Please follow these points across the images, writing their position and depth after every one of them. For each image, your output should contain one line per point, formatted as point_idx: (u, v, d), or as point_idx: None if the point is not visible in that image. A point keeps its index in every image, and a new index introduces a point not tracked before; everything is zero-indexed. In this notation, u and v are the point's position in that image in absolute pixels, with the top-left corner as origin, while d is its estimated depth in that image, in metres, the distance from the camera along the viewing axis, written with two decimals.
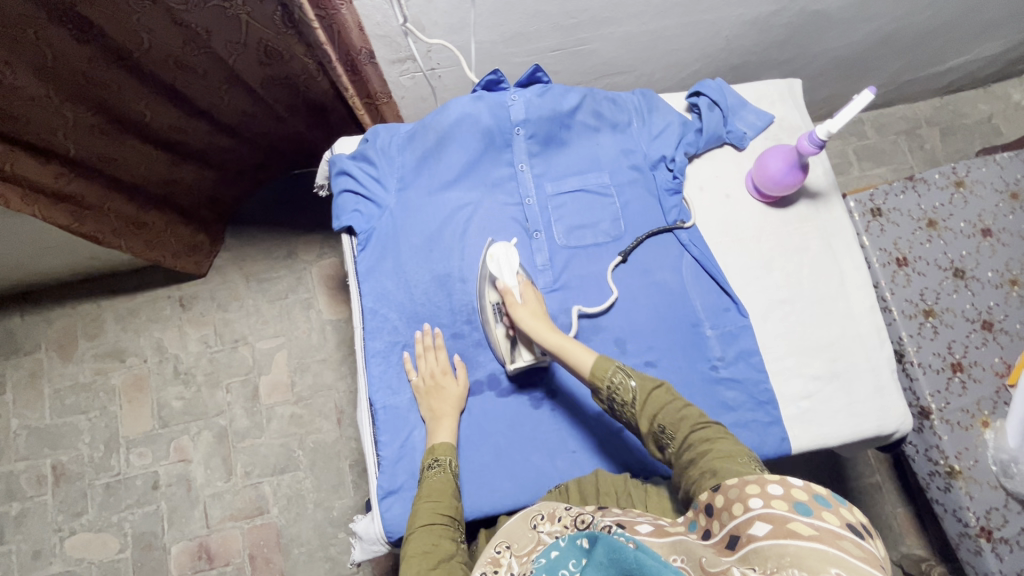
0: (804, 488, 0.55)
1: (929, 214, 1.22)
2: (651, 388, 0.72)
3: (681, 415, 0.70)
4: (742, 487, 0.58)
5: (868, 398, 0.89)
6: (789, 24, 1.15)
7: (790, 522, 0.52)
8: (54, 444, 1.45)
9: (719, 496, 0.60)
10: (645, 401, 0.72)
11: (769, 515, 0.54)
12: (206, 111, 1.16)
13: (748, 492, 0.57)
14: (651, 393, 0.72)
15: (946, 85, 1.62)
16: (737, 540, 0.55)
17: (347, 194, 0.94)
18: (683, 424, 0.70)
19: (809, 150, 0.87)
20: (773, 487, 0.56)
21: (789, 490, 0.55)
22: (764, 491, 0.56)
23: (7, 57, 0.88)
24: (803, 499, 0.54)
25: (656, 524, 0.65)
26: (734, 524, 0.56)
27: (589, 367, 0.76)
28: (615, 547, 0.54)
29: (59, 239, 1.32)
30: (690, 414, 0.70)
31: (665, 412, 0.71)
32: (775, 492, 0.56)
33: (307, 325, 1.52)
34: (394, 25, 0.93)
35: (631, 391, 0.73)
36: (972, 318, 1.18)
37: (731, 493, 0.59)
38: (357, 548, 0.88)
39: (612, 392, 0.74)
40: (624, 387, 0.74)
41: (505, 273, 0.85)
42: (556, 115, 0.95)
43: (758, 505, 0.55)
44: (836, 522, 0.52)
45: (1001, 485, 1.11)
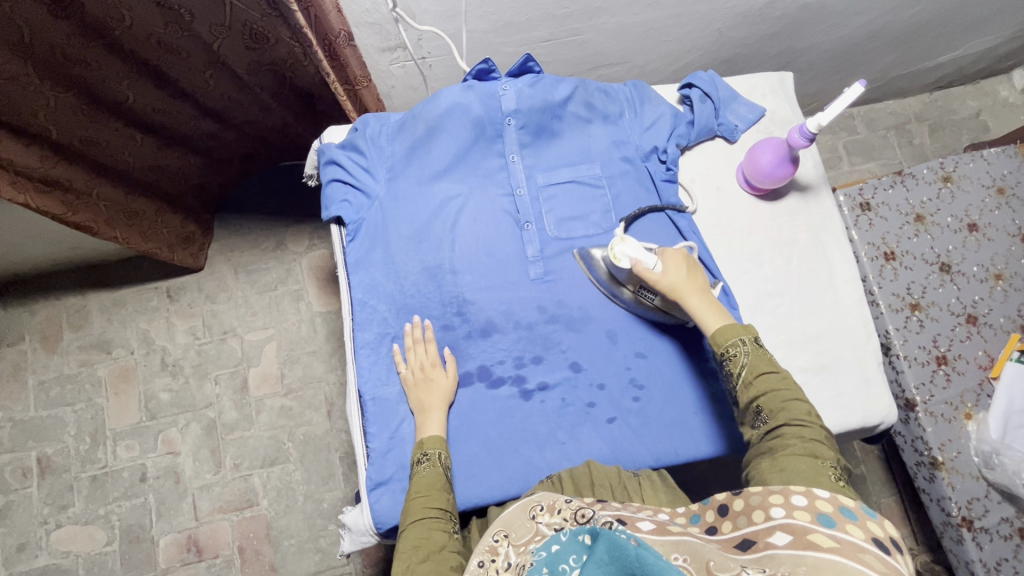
0: (829, 501, 0.59)
1: (916, 209, 1.23)
2: (762, 370, 0.73)
3: (783, 406, 0.70)
4: (766, 495, 0.61)
5: (855, 390, 0.90)
6: (781, 16, 1.14)
7: (811, 533, 0.56)
8: (38, 436, 1.43)
9: (739, 501, 0.63)
10: (750, 381, 0.73)
11: (790, 525, 0.57)
12: (189, 93, 1.14)
13: (771, 501, 0.60)
14: (758, 376, 0.73)
15: (936, 80, 1.63)
16: (752, 544, 0.58)
17: (335, 183, 0.93)
18: (782, 413, 0.70)
19: (799, 143, 0.87)
20: (797, 498, 0.60)
21: (813, 502, 0.59)
22: (788, 502, 0.60)
23: None
24: (827, 511, 0.58)
25: (658, 522, 0.65)
26: (752, 529, 0.59)
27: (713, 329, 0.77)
28: (618, 543, 0.53)
29: (41, 228, 1.29)
30: (795, 407, 0.69)
31: (769, 397, 0.72)
32: (799, 503, 0.59)
33: (297, 317, 1.51)
34: (384, 12, 0.91)
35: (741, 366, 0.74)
36: (957, 312, 1.19)
37: (754, 499, 0.62)
38: (347, 539, 0.87)
39: (723, 359, 0.76)
40: (734, 360, 0.75)
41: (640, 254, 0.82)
42: (547, 106, 0.94)
43: (779, 515, 0.58)
44: (860, 535, 0.55)
45: (982, 475, 1.13)
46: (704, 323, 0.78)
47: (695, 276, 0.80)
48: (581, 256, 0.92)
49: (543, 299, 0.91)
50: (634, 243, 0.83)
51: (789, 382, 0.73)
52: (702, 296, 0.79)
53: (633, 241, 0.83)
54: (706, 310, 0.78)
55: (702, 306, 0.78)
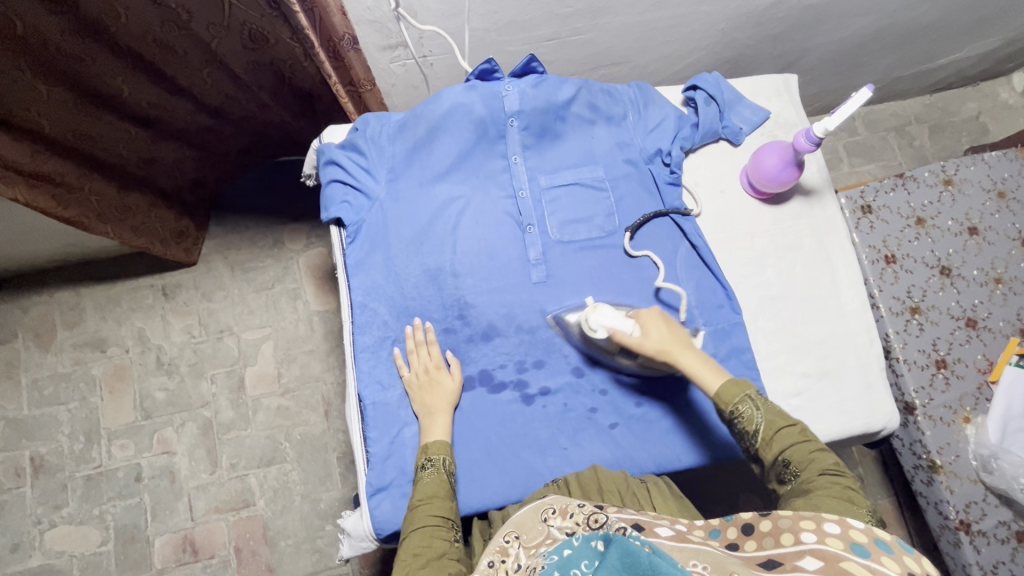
0: (864, 531, 0.59)
1: (917, 212, 1.23)
2: (781, 425, 0.74)
3: (811, 457, 0.72)
4: (797, 520, 0.61)
5: (857, 395, 0.90)
6: (785, 17, 1.14)
7: (842, 560, 0.56)
8: (32, 436, 1.41)
9: (767, 522, 0.64)
10: (770, 438, 0.74)
11: (822, 551, 0.57)
12: (186, 89, 1.12)
13: (802, 526, 0.61)
14: (779, 432, 0.74)
15: (936, 82, 1.63)
16: (778, 564, 0.58)
17: (335, 184, 0.92)
18: (813, 465, 0.71)
19: (805, 147, 0.86)
20: (829, 526, 0.60)
21: (846, 531, 0.59)
22: (820, 528, 0.60)
23: None
24: (861, 541, 0.58)
25: (676, 530, 0.65)
26: (780, 551, 0.60)
27: (716, 388, 0.77)
28: (630, 549, 0.54)
29: (35, 224, 1.27)
30: (822, 457, 0.71)
31: (795, 451, 0.72)
32: (832, 530, 0.59)
33: (294, 316, 1.50)
34: (386, 10, 0.90)
35: (757, 422, 0.74)
36: (957, 315, 1.19)
37: (783, 522, 0.62)
38: (346, 544, 0.87)
39: (733, 418, 0.75)
40: (749, 417, 0.75)
41: (618, 320, 0.81)
42: (550, 106, 0.93)
43: (811, 540, 0.59)
44: (894, 569, 0.55)
45: (981, 479, 1.14)
46: (704, 382, 0.77)
47: (676, 331, 0.81)
48: (556, 322, 0.89)
49: (545, 302, 0.90)
50: (606, 310, 0.82)
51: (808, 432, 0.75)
52: (692, 351, 0.80)
53: (607, 308, 0.83)
54: (701, 366, 0.78)
55: (697, 364, 0.78)
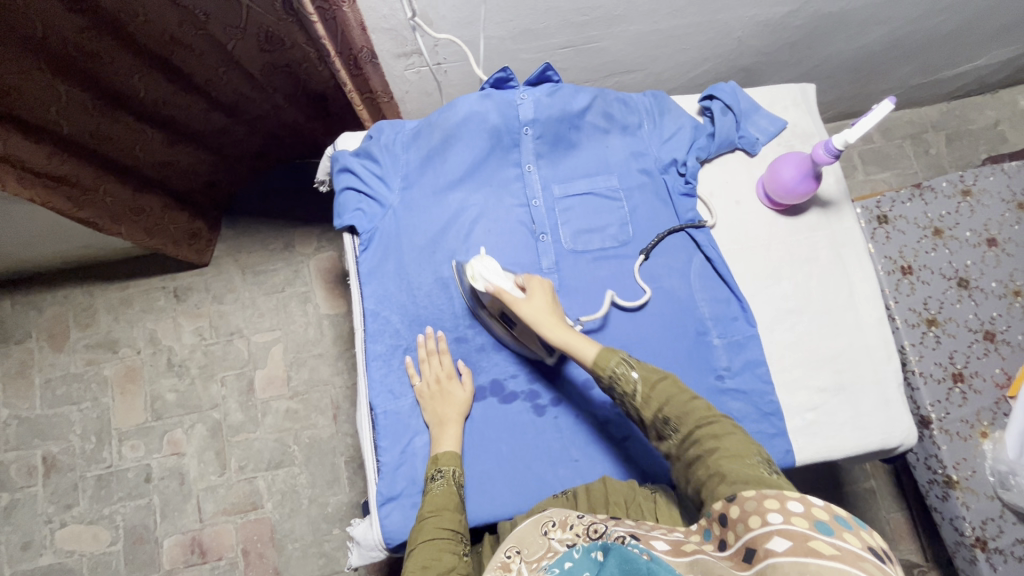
0: (825, 508, 0.53)
1: (935, 222, 1.21)
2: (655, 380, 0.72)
3: (687, 409, 0.69)
4: (761, 501, 0.56)
5: (874, 411, 0.88)
6: (802, 25, 1.13)
7: (811, 540, 0.51)
8: (44, 435, 1.43)
9: (735, 507, 0.58)
10: (649, 394, 0.72)
11: (788, 531, 0.52)
12: (202, 88, 1.12)
13: (767, 506, 0.55)
14: (655, 386, 0.72)
15: (954, 90, 1.61)
16: (753, 553, 0.53)
17: (349, 192, 0.91)
18: (689, 419, 0.69)
19: (824, 159, 0.84)
20: (793, 504, 0.54)
21: (810, 509, 0.54)
22: (784, 507, 0.54)
23: None
24: (824, 519, 0.52)
25: (673, 543, 0.62)
26: (752, 536, 0.55)
27: (592, 356, 0.76)
28: (629, 557, 0.56)
29: (48, 226, 1.28)
30: (696, 409, 0.69)
31: (672, 405, 0.70)
32: (795, 509, 0.54)
33: (304, 319, 1.50)
34: (402, 18, 0.89)
35: (633, 382, 0.72)
36: (974, 328, 1.17)
37: (749, 504, 0.57)
38: (355, 553, 0.86)
39: (612, 382, 0.74)
40: (625, 378, 0.73)
41: (495, 275, 0.82)
42: (565, 115, 0.93)
43: (777, 521, 0.54)
44: (857, 544, 0.50)
45: (998, 496, 1.11)
46: (579, 351, 0.76)
47: (555, 306, 0.81)
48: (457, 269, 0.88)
49: None
50: (491, 264, 0.83)
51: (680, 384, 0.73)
52: (565, 324, 0.79)
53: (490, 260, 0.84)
54: (570, 337, 0.77)
55: (567, 336, 0.77)
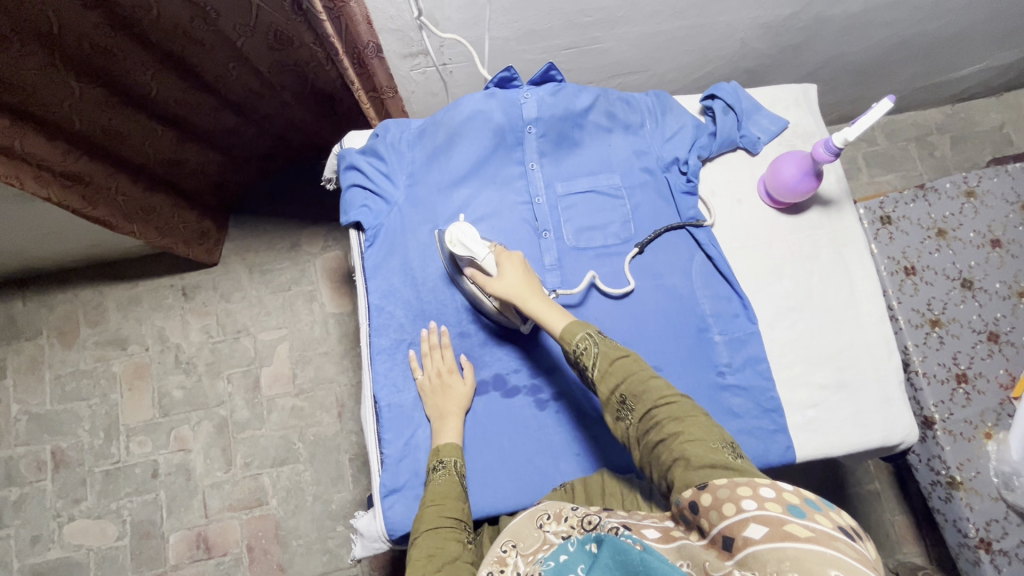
0: (795, 492, 0.54)
1: (938, 223, 1.22)
2: (614, 355, 0.72)
3: (644, 386, 0.69)
4: (734, 487, 0.56)
5: (875, 409, 0.89)
6: (805, 27, 1.13)
7: (786, 523, 0.51)
8: (53, 430, 1.45)
9: (706, 494, 0.57)
10: (608, 370, 0.72)
11: (763, 516, 0.53)
12: (211, 85, 1.14)
13: (740, 493, 0.55)
14: (614, 362, 0.72)
15: (958, 93, 1.61)
16: (732, 543, 0.53)
17: (355, 189, 0.93)
18: (646, 398, 0.69)
19: (824, 157, 0.85)
20: (765, 490, 0.55)
21: (780, 494, 0.54)
22: (757, 493, 0.55)
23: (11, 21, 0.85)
24: (795, 502, 0.53)
25: (663, 529, 0.62)
26: (727, 524, 0.54)
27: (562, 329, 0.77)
28: (622, 548, 0.54)
29: (61, 224, 1.31)
30: (654, 386, 0.68)
31: (629, 382, 0.70)
32: (768, 495, 0.54)
33: (309, 318, 1.52)
34: (408, 19, 0.91)
35: (594, 356, 0.73)
36: (978, 329, 1.17)
37: (721, 492, 0.56)
38: (358, 545, 0.87)
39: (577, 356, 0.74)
40: (587, 353, 0.74)
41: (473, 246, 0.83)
42: (568, 115, 0.94)
43: (751, 507, 0.54)
44: (829, 525, 0.51)
45: (1002, 497, 1.11)
46: (550, 324, 0.78)
47: (530, 279, 0.82)
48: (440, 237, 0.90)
49: None
50: (471, 232, 0.83)
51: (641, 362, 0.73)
52: (541, 296, 0.80)
53: (470, 229, 0.84)
54: (544, 310, 0.78)
55: (543, 308, 0.79)
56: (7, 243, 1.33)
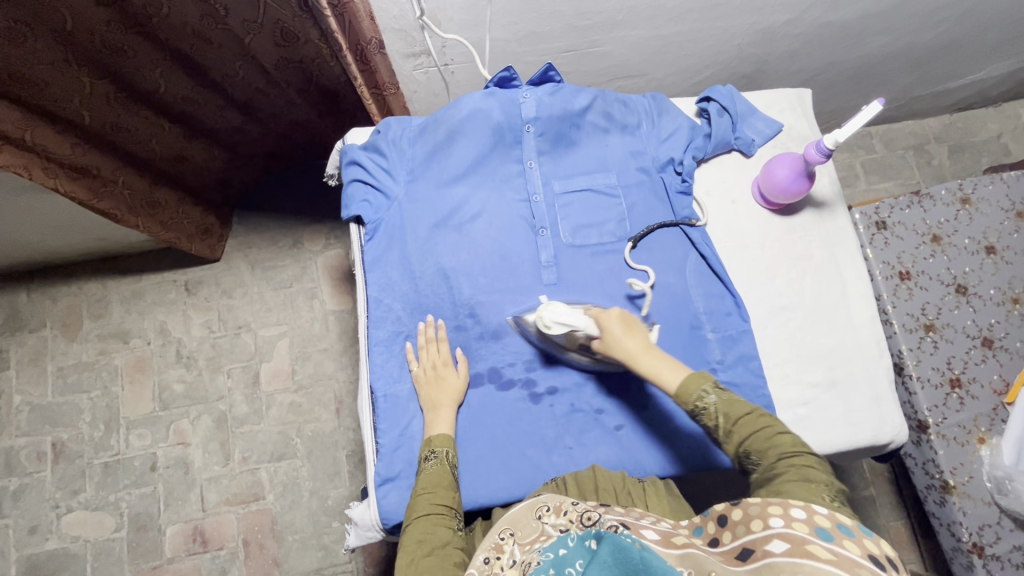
0: (827, 516, 0.59)
1: (933, 229, 1.22)
2: (738, 414, 0.73)
3: (770, 443, 0.71)
4: (764, 506, 0.61)
5: (866, 408, 0.90)
6: (801, 34, 1.16)
7: (808, 544, 0.56)
8: (54, 422, 1.46)
9: (738, 510, 0.63)
10: (730, 428, 0.73)
11: (788, 534, 0.57)
12: (219, 84, 1.17)
13: (770, 511, 0.60)
14: (738, 422, 0.73)
15: (956, 102, 1.62)
16: (750, 553, 0.58)
17: (356, 184, 0.95)
18: (770, 452, 0.70)
19: (816, 159, 0.87)
20: (796, 511, 0.59)
21: (811, 516, 0.59)
22: (786, 512, 0.59)
23: (26, 18, 0.88)
24: (825, 526, 0.58)
25: (661, 532, 0.65)
26: (751, 538, 0.59)
27: (678, 383, 0.75)
28: (622, 546, 0.55)
29: (68, 218, 1.33)
30: (781, 443, 0.70)
31: (754, 438, 0.72)
32: (798, 515, 0.59)
33: (310, 315, 1.54)
34: (411, 19, 0.94)
35: (715, 414, 0.73)
36: (973, 334, 1.18)
37: (753, 508, 0.61)
38: (352, 535, 0.88)
39: (697, 412, 0.74)
40: (709, 411, 0.74)
41: (571, 319, 0.82)
42: (565, 114, 0.96)
43: (778, 525, 0.58)
44: (857, 551, 0.56)
45: (995, 501, 1.11)
46: (666, 382, 0.76)
47: (637, 334, 0.80)
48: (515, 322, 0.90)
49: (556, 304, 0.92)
50: (560, 308, 0.84)
51: (768, 418, 0.74)
52: (649, 350, 0.79)
53: (559, 305, 0.84)
54: (656, 363, 0.77)
55: (653, 362, 0.77)
56: (14, 235, 1.36)
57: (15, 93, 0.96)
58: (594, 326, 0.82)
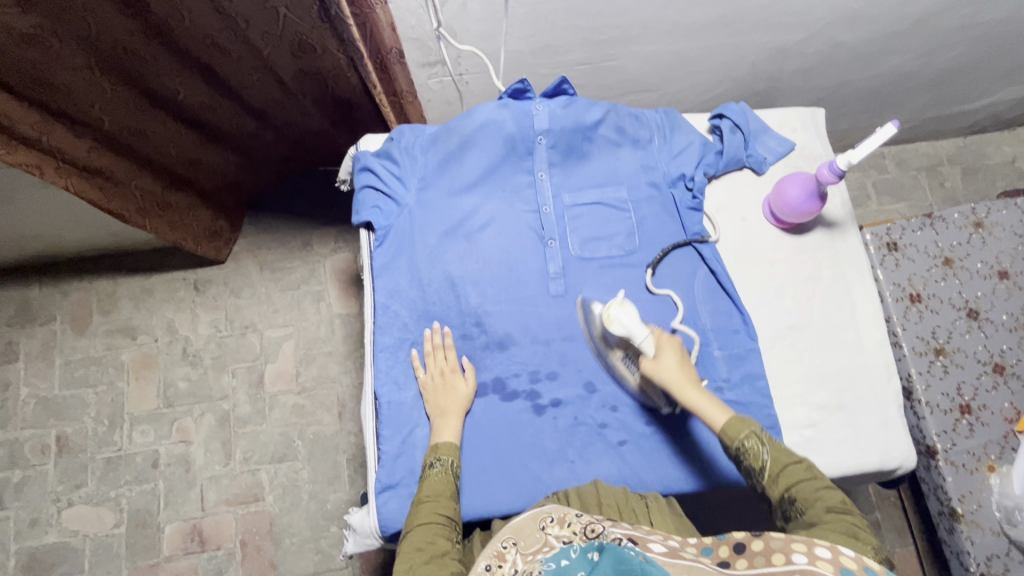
0: (854, 559, 0.59)
1: (945, 252, 1.21)
2: (787, 461, 0.75)
3: (817, 494, 0.72)
4: (788, 541, 0.61)
5: (873, 431, 0.89)
6: (815, 53, 1.16)
7: None
8: (59, 415, 1.47)
9: (758, 541, 0.63)
10: (776, 475, 0.74)
11: (811, 571, 0.57)
12: (236, 92, 1.18)
13: (793, 547, 0.60)
14: (785, 469, 0.74)
15: (970, 125, 1.62)
16: None
17: (368, 190, 0.96)
18: (818, 504, 0.71)
19: (828, 179, 0.87)
20: (821, 549, 0.59)
21: (837, 557, 0.59)
22: (811, 550, 0.59)
23: (54, 26, 0.90)
24: (851, 568, 0.58)
25: (668, 546, 0.65)
26: (771, 570, 0.59)
27: (722, 424, 0.77)
28: (624, 557, 0.57)
29: (84, 213, 1.35)
30: (828, 496, 0.71)
31: (801, 487, 0.73)
32: (823, 555, 0.59)
33: (316, 317, 1.54)
34: (428, 29, 0.95)
35: (762, 460, 0.75)
36: (983, 360, 1.16)
37: (774, 542, 0.62)
38: (351, 541, 0.88)
39: (740, 453, 0.76)
40: (755, 454, 0.75)
41: (635, 331, 0.82)
42: (578, 127, 0.96)
43: (801, 561, 0.59)
44: None
45: (1004, 532, 1.09)
46: (709, 418, 0.78)
47: (688, 368, 0.82)
48: (582, 305, 0.91)
49: (563, 316, 0.92)
50: (631, 313, 0.82)
51: (817, 473, 0.75)
52: (699, 387, 0.80)
53: (631, 308, 0.83)
54: (703, 403, 0.79)
55: (701, 401, 0.79)
56: (30, 228, 1.37)
57: (36, 98, 0.98)
58: (653, 346, 0.82)
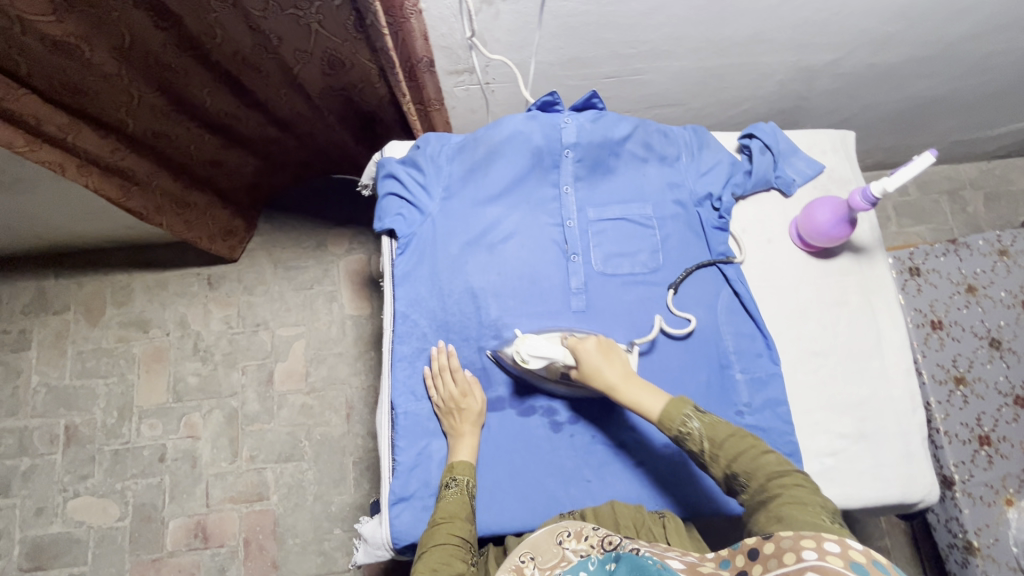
0: (862, 552, 0.57)
1: (969, 279, 1.19)
2: (721, 435, 0.74)
3: (757, 463, 0.71)
4: (797, 538, 0.59)
5: (894, 463, 0.87)
6: (846, 73, 1.14)
7: None
8: (69, 405, 1.48)
9: (770, 543, 0.61)
10: (717, 452, 0.74)
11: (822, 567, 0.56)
12: (262, 104, 1.18)
13: (803, 544, 0.59)
14: (723, 445, 0.73)
15: (996, 149, 1.59)
16: None
17: (392, 197, 0.95)
18: (760, 474, 0.71)
19: (860, 206, 0.86)
20: (829, 544, 0.58)
21: (846, 550, 0.57)
22: (820, 545, 0.58)
23: (89, 35, 0.90)
24: (860, 561, 0.56)
25: (687, 562, 0.64)
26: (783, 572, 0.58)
27: (659, 410, 0.77)
28: (642, 565, 0.60)
29: (104, 206, 1.35)
30: (768, 464, 0.71)
31: (740, 461, 0.72)
32: (832, 549, 0.57)
33: (328, 317, 1.54)
34: (459, 38, 0.94)
35: (699, 438, 0.74)
36: (1005, 391, 1.14)
37: (784, 541, 0.60)
38: (361, 551, 0.87)
39: (683, 437, 0.75)
40: (692, 433, 0.75)
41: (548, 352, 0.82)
42: (606, 142, 0.96)
43: (812, 557, 0.57)
44: None
45: (1020, 567, 1.07)
46: (647, 408, 0.78)
47: (614, 361, 0.81)
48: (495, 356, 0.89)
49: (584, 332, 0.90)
50: (534, 340, 0.83)
51: (751, 438, 0.75)
52: (625, 376, 0.80)
53: (533, 337, 0.84)
54: (634, 393, 0.79)
55: (631, 391, 0.79)
56: (49, 219, 1.38)
57: (64, 101, 0.99)
58: (571, 356, 0.82)
